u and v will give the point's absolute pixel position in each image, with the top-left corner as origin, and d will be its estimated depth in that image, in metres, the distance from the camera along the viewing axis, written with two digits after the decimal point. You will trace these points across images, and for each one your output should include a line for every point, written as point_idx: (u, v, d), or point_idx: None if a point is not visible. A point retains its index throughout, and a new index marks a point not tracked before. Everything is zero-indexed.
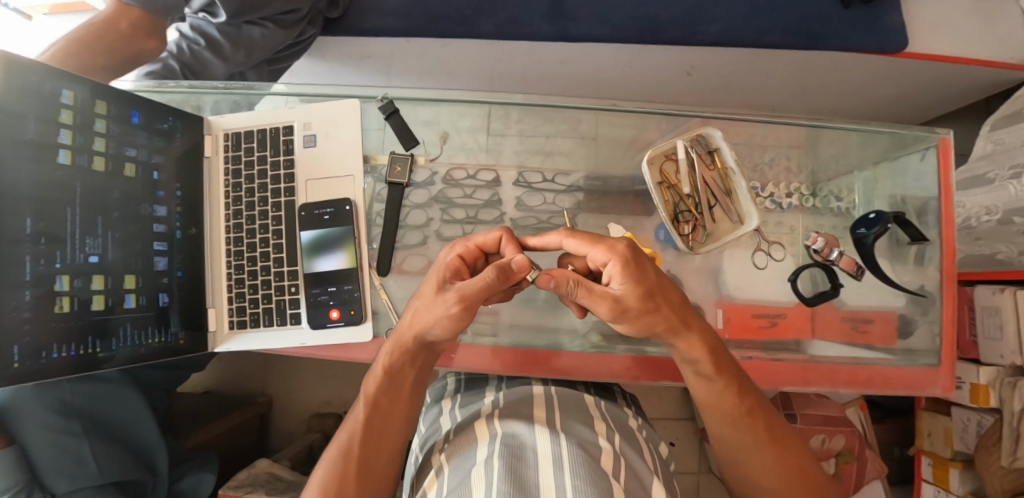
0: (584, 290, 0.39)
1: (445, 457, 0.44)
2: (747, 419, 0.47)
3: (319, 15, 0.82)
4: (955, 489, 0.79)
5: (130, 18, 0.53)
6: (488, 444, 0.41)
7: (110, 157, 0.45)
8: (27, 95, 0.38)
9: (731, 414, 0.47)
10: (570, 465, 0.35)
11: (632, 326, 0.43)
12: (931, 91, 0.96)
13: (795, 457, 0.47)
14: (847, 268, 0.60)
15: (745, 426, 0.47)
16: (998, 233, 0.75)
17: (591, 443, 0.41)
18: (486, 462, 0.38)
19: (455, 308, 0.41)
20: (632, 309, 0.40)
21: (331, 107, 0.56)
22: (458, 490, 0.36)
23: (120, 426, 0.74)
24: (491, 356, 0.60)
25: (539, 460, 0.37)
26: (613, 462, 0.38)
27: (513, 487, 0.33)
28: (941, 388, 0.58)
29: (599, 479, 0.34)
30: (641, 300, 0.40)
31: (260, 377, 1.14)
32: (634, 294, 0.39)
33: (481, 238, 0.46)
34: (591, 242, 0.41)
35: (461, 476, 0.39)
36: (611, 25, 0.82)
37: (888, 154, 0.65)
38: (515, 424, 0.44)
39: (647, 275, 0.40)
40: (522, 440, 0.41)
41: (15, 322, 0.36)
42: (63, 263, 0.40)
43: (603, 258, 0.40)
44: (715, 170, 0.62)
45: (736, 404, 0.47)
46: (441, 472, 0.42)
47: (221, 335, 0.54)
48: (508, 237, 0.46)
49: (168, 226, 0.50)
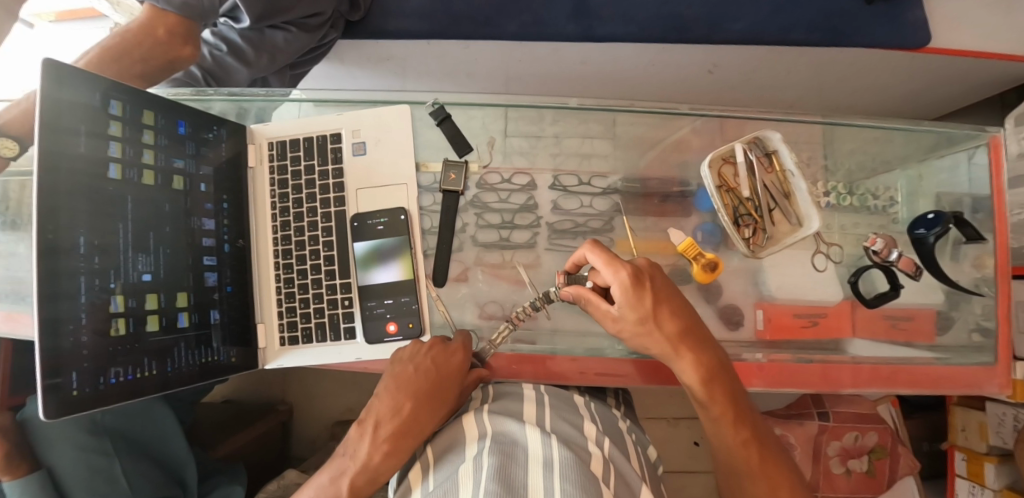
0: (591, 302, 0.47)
1: (433, 453, 0.45)
2: (743, 451, 0.45)
3: (341, 17, 0.78)
4: (991, 484, 0.79)
5: (165, 24, 0.52)
6: (478, 443, 0.42)
7: (158, 171, 0.44)
8: (76, 108, 0.38)
9: (727, 443, 0.45)
10: (560, 470, 0.35)
11: (634, 342, 0.47)
12: (954, 85, 0.92)
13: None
14: (906, 270, 0.57)
15: (739, 458, 0.45)
16: None
17: (579, 446, 0.42)
18: (475, 460, 0.39)
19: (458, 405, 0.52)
20: (626, 327, 0.45)
21: (380, 113, 0.57)
22: (444, 484, 0.37)
23: (151, 442, 0.73)
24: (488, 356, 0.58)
25: (528, 461, 0.37)
26: (603, 468, 0.39)
27: (500, 487, 0.33)
28: (998, 386, 0.59)
29: (588, 480, 0.34)
30: (637, 321, 0.44)
31: (280, 386, 1.11)
32: (631, 315, 0.44)
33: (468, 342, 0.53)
34: (606, 263, 0.44)
35: (447, 475, 0.40)
36: (636, 24, 0.78)
37: (934, 151, 0.65)
38: (506, 422, 0.44)
39: (643, 300, 0.43)
40: (513, 438, 0.41)
41: (75, 348, 0.36)
42: (117, 283, 0.40)
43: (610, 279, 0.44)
44: (773, 173, 0.61)
45: (732, 435, 0.45)
46: (428, 468, 0.43)
47: (271, 352, 0.54)
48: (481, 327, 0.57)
49: (216, 239, 0.50)
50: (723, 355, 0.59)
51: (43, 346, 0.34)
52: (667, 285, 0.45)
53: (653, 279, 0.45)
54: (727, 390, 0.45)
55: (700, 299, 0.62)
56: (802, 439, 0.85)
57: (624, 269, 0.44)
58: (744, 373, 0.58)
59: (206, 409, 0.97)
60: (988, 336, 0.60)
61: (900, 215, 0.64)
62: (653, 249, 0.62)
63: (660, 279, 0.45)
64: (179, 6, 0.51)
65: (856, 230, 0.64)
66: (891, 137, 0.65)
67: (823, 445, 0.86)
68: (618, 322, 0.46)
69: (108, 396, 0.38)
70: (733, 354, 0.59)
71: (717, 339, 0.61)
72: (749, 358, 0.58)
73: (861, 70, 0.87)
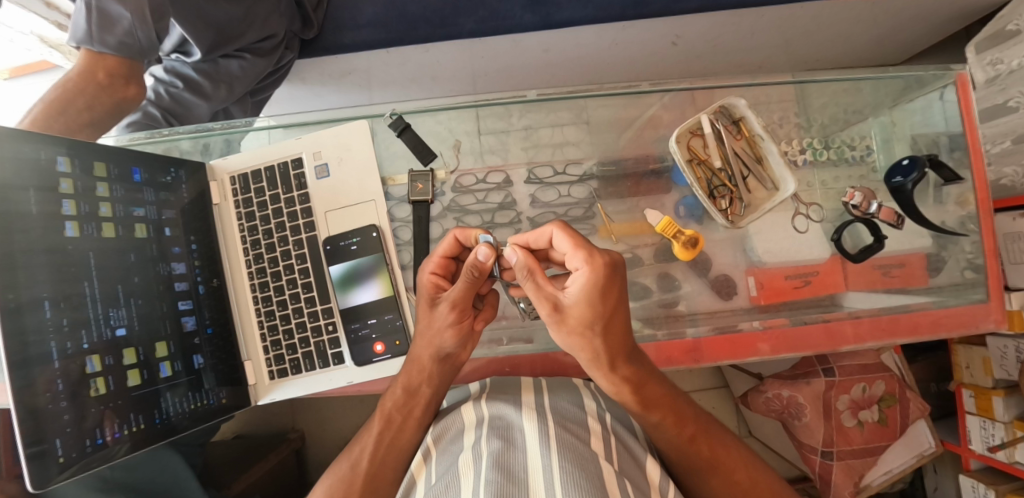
0: (532, 282, 0.39)
1: (433, 441, 0.44)
2: (690, 448, 0.46)
3: (295, 37, 0.79)
4: (1001, 417, 0.78)
5: (105, 67, 0.50)
6: (476, 429, 0.41)
7: (118, 222, 0.44)
8: (20, 169, 0.37)
9: (676, 447, 0.46)
10: (556, 447, 0.35)
11: (562, 339, 0.40)
12: (918, 27, 0.92)
13: (747, 475, 0.46)
14: (887, 220, 0.56)
15: (689, 453, 0.46)
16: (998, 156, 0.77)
17: (579, 424, 0.42)
18: (474, 449, 0.37)
19: (450, 315, 0.45)
20: (572, 318, 0.38)
21: (338, 132, 0.56)
22: (446, 477, 0.36)
23: (159, 489, 0.71)
24: (485, 364, 0.57)
25: (527, 446, 0.36)
26: (603, 444, 0.40)
27: (500, 474, 0.32)
28: (994, 322, 0.58)
29: (586, 462, 0.34)
30: (582, 320, 0.38)
31: (289, 415, 1.10)
32: (580, 312, 0.37)
33: (440, 247, 0.46)
34: (572, 246, 0.38)
35: (449, 463, 0.39)
36: (594, 6, 0.77)
37: (905, 94, 0.64)
38: (502, 406, 0.43)
39: (602, 299, 0.37)
40: (509, 422, 0.40)
41: (55, 414, 0.35)
42: (90, 342, 0.39)
43: (576, 262, 0.38)
44: (741, 140, 0.61)
45: (678, 434, 0.45)
46: (430, 457, 0.42)
47: (262, 388, 0.54)
48: (461, 233, 0.45)
49: (189, 282, 0.50)
50: (722, 328, 0.59)
51: (21, 417, 0.33)
52: (624, 287, 0.39)
53: (622, 276, 0.38)
54: (668, 399, 0.45)
55: (689, 273, 0.62)
56: (811, 398, 0.85)
57: (599, 261, 0.37)
58: (738, 345, 0.57)
59: (219, 448, 0.96)
60: (979, 271, 0.60)
61: (877, 163, 0.64)
62: (636, 232, 0.62)
63: (624, 280, 0.39)
64: (115, 46, 0.50)
65: (837, 184, 0.63)
66: (859, 86, 0.64)
67: (833, 401, 0.84)
68: (558, 316, 0.38)
69: (98, 457, 0.38)
70: (730, 325, 0.59)
71: (713, 311, 0.60)
72: (746, 329, 0.58)
73: (826, 22, 0.86)
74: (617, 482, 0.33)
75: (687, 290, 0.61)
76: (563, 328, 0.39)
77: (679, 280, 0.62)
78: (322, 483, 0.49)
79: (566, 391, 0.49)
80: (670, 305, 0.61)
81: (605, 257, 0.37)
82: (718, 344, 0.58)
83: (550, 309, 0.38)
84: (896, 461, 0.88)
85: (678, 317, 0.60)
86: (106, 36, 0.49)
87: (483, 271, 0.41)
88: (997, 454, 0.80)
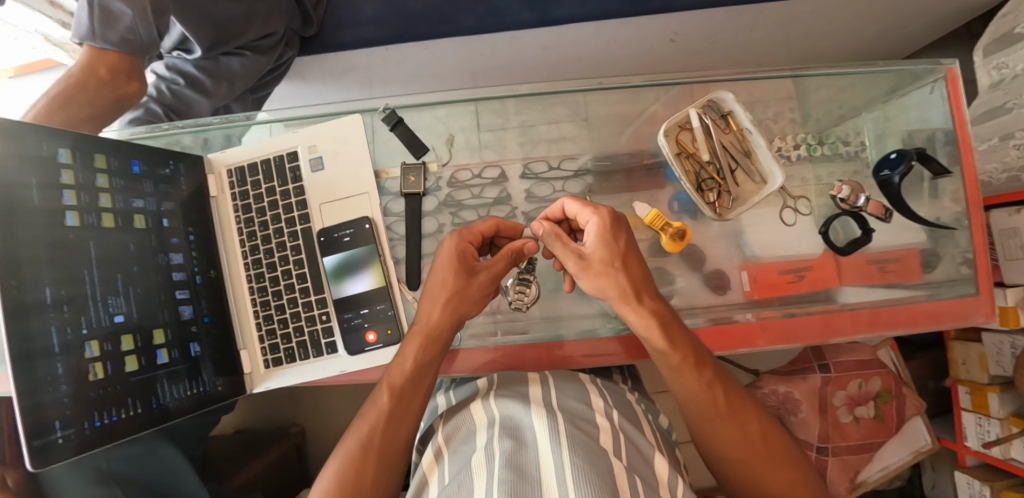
0: (560, 242, 0.47)
1: (444, 441, 0.45)
2: (710, 392, 0.47)
3: (295, 35, 0.80)
4: (996, 413, 0.78)
5: (106, 62, 0.51)
6: (487, 429, 0.41)
7: (118, 213, 0.45)
8: (25, 160, 0.38)
9: (695, 389, 0.47)
10: (567, 444, 0.36)
11: (593, 286, 0.47)
12: (915, 24, 0.92)
13: (760, 427, 0.47)
14: (875, 213, 0.57)
15: (707, 398, 0.47)
16: (995, 151, 0.77)
17: (588, 422, 0.42)
18: (486, 448, 0.38)
19: (489, 286, 0.50)
20: (597, 263, 0.45)
21: (333, 125, 0.58)
22: (459, 478, 0.36)
23: (161, 481, 0.73)
24: (492, 352, 0.58)
25: (538, 444, 0.37)
26: (612, 441, 0.40)
27: (512, 472, 0.33)
28: (983, 315, 0.58)
29: (596, 457, 0.35)
30: (604, 259, 0.45)
31: (290, 407, 1.13)
32: (601, 253, 0.45)
33: (478, 225, 0.52)
34: (582, 205, 0.48)
35: (461, 462, 0.39)
36: (592, 4, 0.78)
37: (896, 90, 0.64)
38: (511, 405, 0.44)
39: (616, 239, 0.46)
40: (519, 421, 0.41)
41: (55, 397, 0.36)
42: (90, 328, 0.40)
43: (588, 217, 0.47)
44: (730, 134, 0.61)
45: (697, 377, 0.47)
46: (442, 456, 0.43)
47: (258, 376, 0.55)
48: (501, 221, 0.53)
49: (187, 272, 0.51)
50: (714, 320, 0.59)
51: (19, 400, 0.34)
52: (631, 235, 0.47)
53: (625, 226, 0.47)
54: (688, 339, 0.47)
55: (684, 268, 0.62)
56: (807, 394, 0.84)
57: (603, 211, 0.46)
58: (733, 337, 0.58)
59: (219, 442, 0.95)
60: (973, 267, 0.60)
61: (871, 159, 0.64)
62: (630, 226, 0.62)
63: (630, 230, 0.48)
64: (117, 42, 0.51)
65: (833, 180, 0.63)
66: (852, 82, 0.64)
67: (829, 397, 0.84)
68: (585, 263, 0.46)
69: (97, 438, 0.39)
70: (724, 317, 0.59)
71: (706, 305, 0.61)
72: (741, 320, 0.58)
73: (823, 18, 0.86)
74: (627, 477, 0.34)
75: (682, 285, 0.62)
76: (591, 273, 0.46)
77: (674, 274, 0.62)
78: (329, 463, 0.47)
79: (559, 383, 0.50)
80: (665, 298, 0.61)
81: (607, 209, 0.47)
82: (716, 337, 0.58)
83: (577, 258, 0.46)
84: (892, 456, 0.87)
85: (672, 310, 0.61)
86: (108, 33, 0.50)
87: (519, 255, 0.51)
88: (992, 450, 0.80)
